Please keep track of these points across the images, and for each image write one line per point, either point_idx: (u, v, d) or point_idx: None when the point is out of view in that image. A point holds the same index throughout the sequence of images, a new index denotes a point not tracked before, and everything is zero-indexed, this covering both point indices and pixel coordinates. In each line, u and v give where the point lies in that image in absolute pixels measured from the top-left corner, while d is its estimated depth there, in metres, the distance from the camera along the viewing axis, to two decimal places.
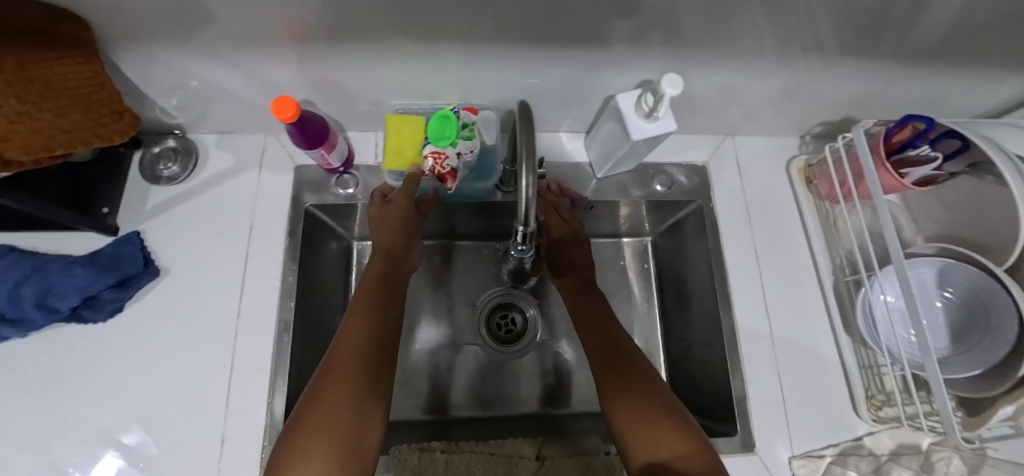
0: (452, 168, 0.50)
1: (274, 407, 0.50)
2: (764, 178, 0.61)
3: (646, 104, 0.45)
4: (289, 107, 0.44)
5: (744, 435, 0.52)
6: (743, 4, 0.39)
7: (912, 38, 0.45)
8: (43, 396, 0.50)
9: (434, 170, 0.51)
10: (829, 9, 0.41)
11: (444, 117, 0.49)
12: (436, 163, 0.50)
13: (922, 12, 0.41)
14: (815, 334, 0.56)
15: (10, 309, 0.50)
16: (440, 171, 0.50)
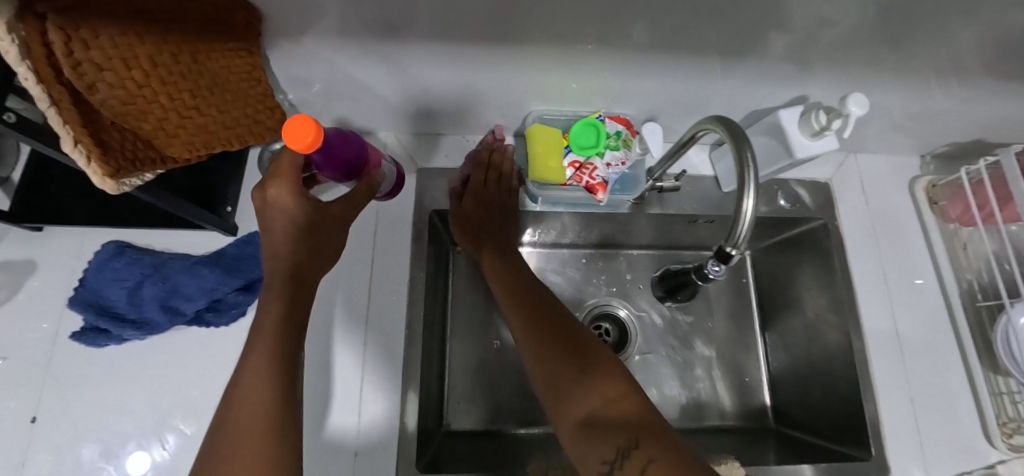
0: (602, 179, 0.48)
1: (406, 418, 0.49)
2: (886, 197, 0.60)
3: (818, 122, 0.44)
4: (306, 127, 0.35)
5: (879, 461, 0.51)
6: (945, 26, 0.38)
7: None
8: (166, 401, 0.48)
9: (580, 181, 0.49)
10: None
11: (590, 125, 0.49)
12: (585, 174, 0.48)
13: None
14: (942, 358, 0.56)
15: (132, 310, 0.49)
16: (588, 182, 0.48)
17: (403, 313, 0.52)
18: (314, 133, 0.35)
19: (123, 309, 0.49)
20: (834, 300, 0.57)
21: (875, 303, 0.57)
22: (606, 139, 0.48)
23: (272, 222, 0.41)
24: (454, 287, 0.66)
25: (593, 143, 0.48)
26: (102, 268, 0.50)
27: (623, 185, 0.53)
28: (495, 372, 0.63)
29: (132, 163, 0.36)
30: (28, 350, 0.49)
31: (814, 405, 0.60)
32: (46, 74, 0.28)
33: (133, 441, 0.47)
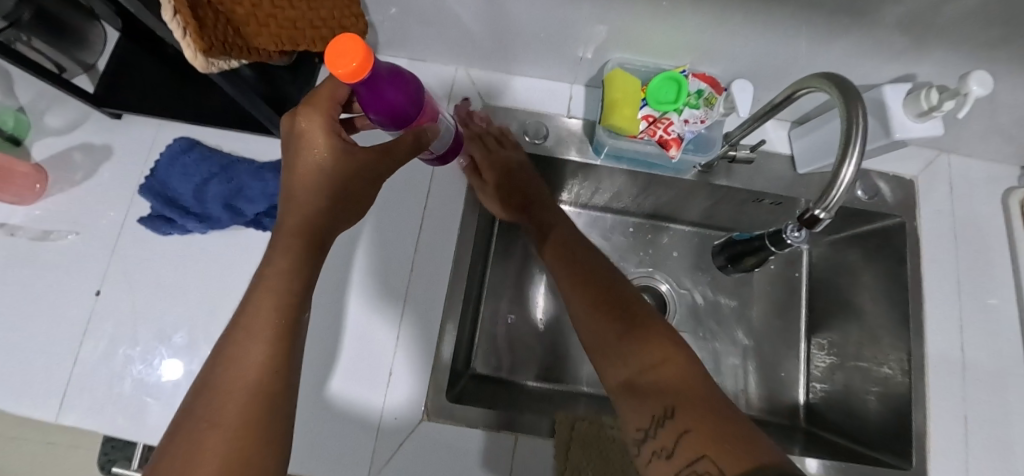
0: (677, 135, 0.47)
1: (442, 350, 0.49)
2: (976, 205, 0.56)
3: (929, 101, 0.40)
4: (355, 51, 0.27)
5: (919, 474, 0.49)
6: None
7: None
8: (219, 295, 0.50)
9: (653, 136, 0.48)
10: None
11: (672, 79, 0.46)
12: (659, 128, 0.47)
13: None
14: (1009, 383, 0.52)
15: (196, 204, 0.51)
16: (663, 136, 0.47)
17: (451, 247, 0.52)
18: (363, 57, 0.27)
19: (187, 202, 0.51)
20: (901, 307, 0.54)
21: (945, 315, 0.53)
22: (686, 96, 0.46)
23: (296, 162, 0.35)
24: (497, 236, 0.66)
25: (672, 98, 0.46)
26: (172, 160, 0.51)
27: (696, 146, 0.52)
28: (528, 325, 0.62)
29: (222, 46, 0.36)
30: (96, 229, 0.52)
31: (853, 408, 0.57)
32: None
33: (185, 326, 0.50)
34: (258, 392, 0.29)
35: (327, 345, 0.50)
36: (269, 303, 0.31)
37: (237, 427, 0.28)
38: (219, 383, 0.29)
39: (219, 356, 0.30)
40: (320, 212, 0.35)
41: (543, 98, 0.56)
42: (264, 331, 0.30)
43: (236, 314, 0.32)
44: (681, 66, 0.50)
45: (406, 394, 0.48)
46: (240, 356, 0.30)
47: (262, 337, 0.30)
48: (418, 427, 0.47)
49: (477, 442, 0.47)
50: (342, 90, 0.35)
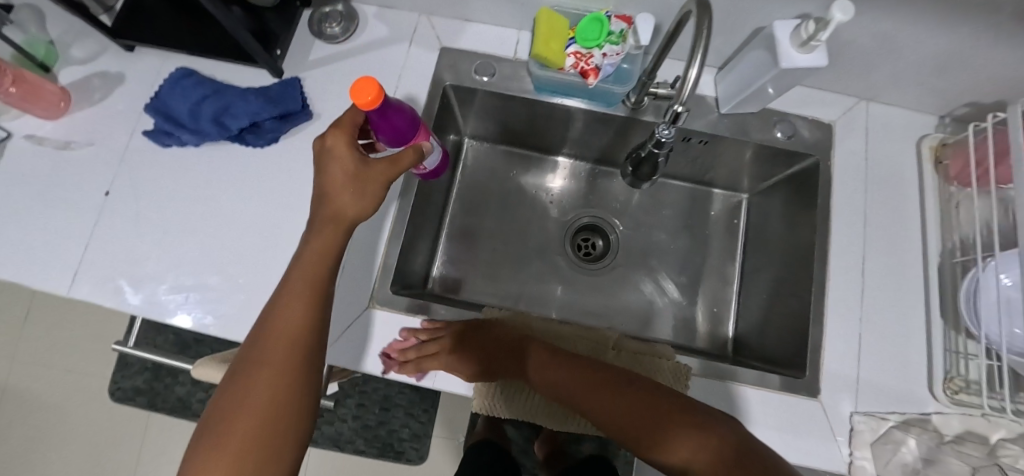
0: (596, 67, 0.53)
1: (390, 253, 0.57)
2: (889, 149, 0.60)
3: (806, 33, 0.46)
4: (372, 91, 0.35)
5: (812, 382, 0.54)
6: None
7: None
8: (207, 198, 0.59)
9: (576, 67, 0.54)
10: None
11: (597, 19, 0.52)
12: (581, 60, 0.53)
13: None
14: (908, 309, 0.56)
15: (190, 120, 0.59)
16: (583, 68, 0.53)
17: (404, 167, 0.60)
18: (376, 93, 0.35)
19: (184, 118, 0.59)
20: (811, 239, 0.59)
21: (851, 247, 0.57)
22: (607, 34, 0.52)
23: (328, 179, 0.41)
24: (459, 175, 0.74)
25: (596, 36, 0.52)
26: (174, 84, 0.60)
27: (619, 78, 0.58)
28: (481, 252, 0.71)
29: None
30: (107, 142, 0.61)
31: (768, 334, 0.63)
32: None
33: (176, 224, 0.59)
34: (277, 393, 0.35)
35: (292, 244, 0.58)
36: (299, 292, 0.39)
37: (261, 408, 0.34)
38: (262, 349, 0.37)
39: (251, 351, 0.37)
40: (342, 212, 0.41)
41: (495, 42, 0.63)
42: (295, 323, 0.38)
43: (275, 295, 0.40)
44: (605, 9, 0.55)
45: (356, 288, 0.56)
46: (280, 324, 0.38)
47: (298, 305, 0.38)
48: (365, 314, 0.55)
49: (415, 329, 0.55)
50: (359, 116, 0.43)
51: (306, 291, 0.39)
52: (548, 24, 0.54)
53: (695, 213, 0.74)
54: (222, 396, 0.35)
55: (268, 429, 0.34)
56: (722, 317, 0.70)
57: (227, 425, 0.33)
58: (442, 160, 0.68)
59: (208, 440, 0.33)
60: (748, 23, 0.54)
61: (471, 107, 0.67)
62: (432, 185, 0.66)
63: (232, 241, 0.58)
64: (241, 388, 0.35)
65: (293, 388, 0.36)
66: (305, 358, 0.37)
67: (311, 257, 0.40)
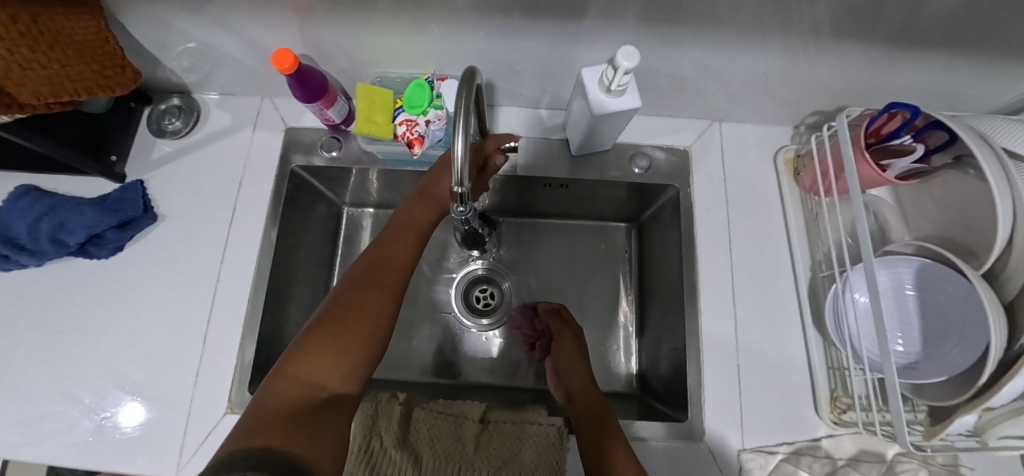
0: (421, 135, 0.52)
1: (245, 350, 0.54)
2: (746, 167, 0.60)
3: (607, 79, 0.45)
4: (288, 60, 0.47)
5: (694, 423, 0.52)
6: None
7: (919, 21, 0.42)
8: (50, 319, 0.56)
9: (405, 137, 0.53)
10: None
11: (418, 86, 0.52)
12: (407, 129, 0.52)
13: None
14: (785, 330, 0.55)
15: (29, 241, 0.57)
16: (409, 137, 0.53)
17: (256, 257, 0.58)
18: (286, 58, 0.47)
19: (22, 239, 0.57)
20: (679, 268, 0.58)
21: (719, 271, 0.57)
22: (432, 100, 0.53)
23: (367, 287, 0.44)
24: (342, 246, 0.72)
25: (421, 103, 0.53)
26: (9, 205, 0.58)
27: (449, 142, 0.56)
28: None
29: None
30: None
31: (662, 370, 0.61)
32: None
33: (15, 351, 0.55)
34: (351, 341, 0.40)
35: (144, 354, 0.55)
36: (377, 287, 0.44)
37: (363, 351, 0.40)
38: (351, 307, 0.42)
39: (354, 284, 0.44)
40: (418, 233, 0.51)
41: None
42: (368, 314, 0.42)
43: (372, 252, 0.47)
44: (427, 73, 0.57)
45: (211, 395, 0.53)
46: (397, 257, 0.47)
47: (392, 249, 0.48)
48: (222, 421, 0.52)
49: None
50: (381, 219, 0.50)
51: (386, 264, 0.46)
52: (367, 97, 0.53)
53: (588, 248, 0.72)
54: (324, 327, 0.40)
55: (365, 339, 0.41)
56: (623, 354, 0.67)
57: (340, 338, 0.40)
58: (311, 237, 0.66)
59: (331, 338, 0.40)
60: (571, 69, 0.55)
61: (335, 181, 0.67)
62: (300, 265, 0.64)
63: (82, 363, 0.54)
64: (341, 318, 0.41)
65: (379, 327, 0.42)
66: (385, 320, 0.43)
67: (389, 254, 0.47)
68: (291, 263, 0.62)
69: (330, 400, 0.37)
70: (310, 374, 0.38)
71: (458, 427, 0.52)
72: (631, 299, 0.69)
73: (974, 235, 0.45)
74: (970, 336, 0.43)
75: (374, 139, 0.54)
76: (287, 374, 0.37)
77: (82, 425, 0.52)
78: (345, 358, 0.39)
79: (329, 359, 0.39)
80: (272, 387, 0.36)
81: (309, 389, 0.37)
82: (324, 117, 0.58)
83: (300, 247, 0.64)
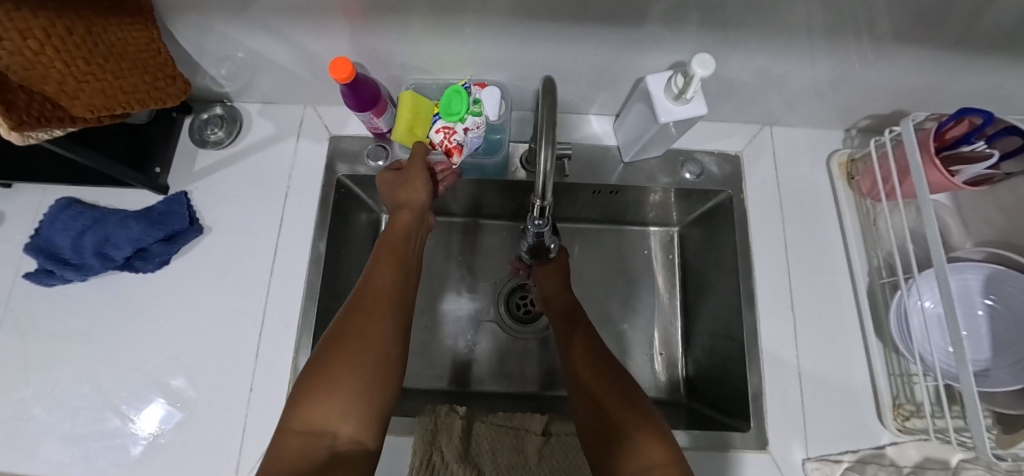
0: (459, 144, 0.51)
1: (297, 364, 0.53)
2: (799, 172, 0.60)
3: (677, 86, 0.44)
4: (346, 69, 0.45)
5: (758, 432, 0.51)
6: None
7: (999, 26, 0.41)
8: (98, 334, 0.55)
9: (441, 145, 0.51)
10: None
11: (455, 92, 0.50)
12: (445, 137, 0.50)
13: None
14: (843, 336, 0.54)
15: (75, 255, 0.55)
16: (447, 146, 0.51)
17: (305, 268, 0.57)
18: (346, 69, 0.45)
19: (67, 253, 0.56)
20: (733, 275, 0.57)
21: (775, 278, 0.56)
22: (470, 106, 0.50)
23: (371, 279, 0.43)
24: None
25: (458, 110, 0.50)
26: (54, 219, 0.56)
27: (489, 149, 0.56)
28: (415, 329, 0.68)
29: (35, 121, 0.40)
30: None
31: (715, 377, 0.60)
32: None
33: (65, 367, 0.54)
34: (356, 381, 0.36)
35: (195, 368, 0.54)
36: (369, 317, 0.40)
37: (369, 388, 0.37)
38: (339, 344, 0.38)
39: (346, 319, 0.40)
40: (407, 252, 0.47)
41: None
42: (368, 350, 0.38)
43: (365, 278, 0.43)
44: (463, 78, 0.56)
45: (265, 411, 0.52)
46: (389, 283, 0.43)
47: (383, 273, 0.44)
48: None
49: None
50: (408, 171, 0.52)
51: (378, 292, 0.42)
52: (412, 106, 0.51)
53: (629, 254, 0.71)
54: (312, 370, 0.37)
55: (362, 378, 0.37)
56: (671, 361, 0.67)
57: (335, 375, 0.36)
58: (353, 247, 0.65)
59: (318, 377, 0.36)
60: (626, 75, 0.54)
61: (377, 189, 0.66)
62: (344, 275, 0.63)
63: (133, 379, 0.53)
64: (336, 353, 0.37)
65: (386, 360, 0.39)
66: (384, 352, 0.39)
67: (377, 282, 0.43)
68: (337, 274, 0.61)
69: (332, 449, 0.35)
70: (305, 422, 0.35)
71: (518, 441, 0.51)
72: (676, 305, 0.69)
73: None
74: None
75: (411, 148, 0.53)
76: (290, 425, 0.36)
77: (136, 443, 0.51)
78: (340, 397, 0.36)
79: (329, 404, 0.35)
80: (279, 443, 0.35)
81: (308, 435, 0.35)
82: (372, 127, 0.57)
83: (344, 257, 0.63)
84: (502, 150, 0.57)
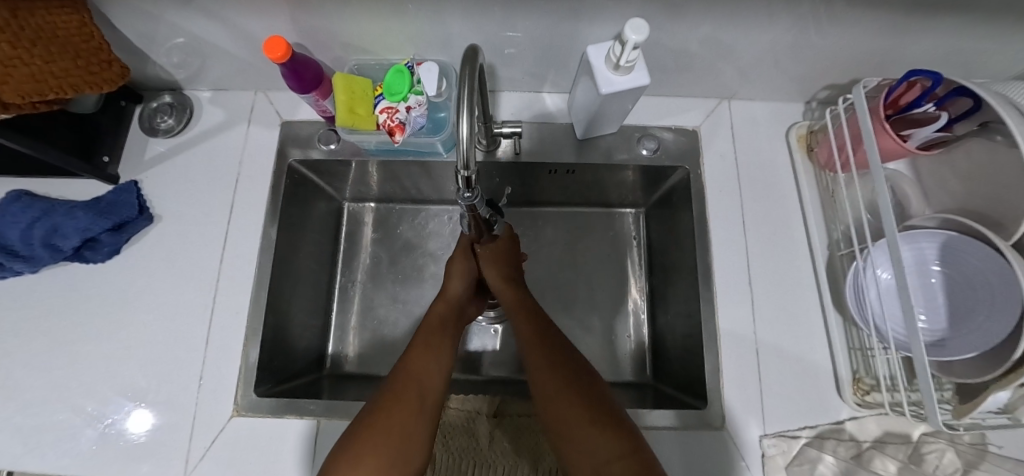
0: (402, 122, 0.50)
1: (249, 351, 0.53)
2: (755, 145, 0.59)
3: (615, 55, 0.43)
4: (281, 47, 0.44)
5: (713, 409, 0.50)
6: None
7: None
8: (48, 325, 0.55)
9: (385, 125, 0.51)
10: None
11: (398, 71, 0.50)
12: (387, 116, 0.50)
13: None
14: (802, 310, 0.53)
15: (23, 247, 0.55)
16: (389, 124, 0.50)
17: (256, 255, 0.56)
18: (283, 49, 0.44)
19: (16, 245, 0.55)
20: (692, 253, 0.57)
21: (730, 253, 0.55)
22: (412, 85, 0.50)
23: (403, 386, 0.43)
24: (345, 242, 0.72)
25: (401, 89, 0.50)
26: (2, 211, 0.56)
27: (433, 128, 0.55)
28: (380, 315, 0.68)
29: None
30: None
31: (675, 355, 0.60)
32: None
33: (15, 360, 0.53)
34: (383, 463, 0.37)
35: (144, 358, 0.53)
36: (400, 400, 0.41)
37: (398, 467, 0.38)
38: (369, 422, 0.39)
39: (380, 398, 0.42)
40: (441, 350, 0.47)
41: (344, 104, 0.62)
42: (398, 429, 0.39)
43: (402, 364, 0.45)
44: (405, 58, 0.55)
45: (215, 398, 0.51)
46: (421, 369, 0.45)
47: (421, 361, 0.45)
48: (228, 423, 0.50)
49: (284, 429, 0.50)
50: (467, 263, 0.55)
51: (413, 379, 0.43)
52: (347, 86, 0.50)
53: (596, 236, 0.71)
54: (345, 440, 0.39)
55: (385, 457, 0.38)
56: (636, 342, 0.66)
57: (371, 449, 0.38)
58: (312, 235, 0.65)
59: (347, 450, 0.37)
60: (573, 48, 0.52)
61: (335, 176, 0.65)
62: (302, 263, 0.63)
63: (83, 369, 0.53)
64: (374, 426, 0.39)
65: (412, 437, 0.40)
66: (410, 436, 0.40)
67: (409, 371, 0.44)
68: (292, 261, 0.61)
69: None
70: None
71: (469, 423, 0.50)
72: (642, 285, 0.68)
73: (1001, 207, 0.43)
74: (1005, 305, 0.41)
75: (355, 131, 0.52)
76: None
77: (86, 433, 0.50)
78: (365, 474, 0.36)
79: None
80: None
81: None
82: (321, 110, 0.57)
83: (300, 245, 0.62)
84: (448, 128, 0.55)
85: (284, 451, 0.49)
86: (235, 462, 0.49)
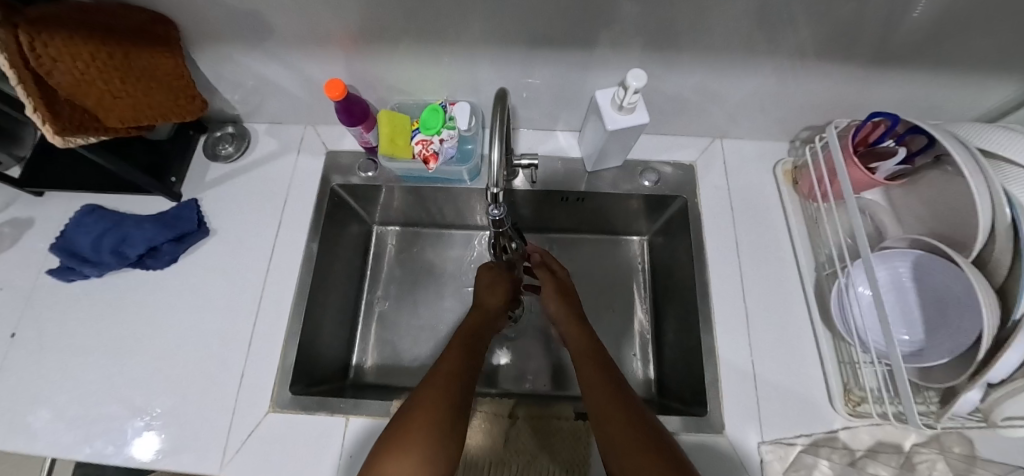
0: (435, 152, 0.58)
1: (287, 351, 0.58)
2: (745, 179, 0.67)
3: (619, 98, 0.51)
4: (338, 88, 0.53)
5: (713, 416, 0.54)
6: (690, 14, 0.46)
7: (891, 40, 0.48)
8: (108, 324, 0.60)
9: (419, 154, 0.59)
10: (769, 20, 0.46)
11: (433, 110, 0.58)
12: (423, 147, 0.58)
13: (902, 16, 0.44)
14: (792, 325, 0.58)
15: (93, 254, 0.62)
16: (424, 153, 0.58)
17: (297, 266, 0.63)
18: (340, 90, 0.53)
19: (86, 252, 0.63)
20: (692, 272, 0.63)
21: (726, 272, 0.61)
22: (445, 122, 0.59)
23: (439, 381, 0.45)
24: (372, 262, 0.78)
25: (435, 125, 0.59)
26: (77, 222, 0.63)
27: (461, 158, 0.63)
28: (402, 329, 0.73)
29: (76, 128, 0.50)
30: (18, 282, 0.63)
31: (678, 368, 0.64)
32: (18, 66, 0.43)
33: (77, 353, 0.59)
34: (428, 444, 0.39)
35: (192, 355, 0.58)
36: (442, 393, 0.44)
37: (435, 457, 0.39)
38: (414, 416, 0.41)
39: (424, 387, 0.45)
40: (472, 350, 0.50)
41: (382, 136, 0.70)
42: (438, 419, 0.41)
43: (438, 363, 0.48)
44: (438, 98, 0.64)
45: (253, 393, 0.56)
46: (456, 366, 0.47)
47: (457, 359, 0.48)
48: (265, 418, 0.55)
49: (316, 426, 0.54)
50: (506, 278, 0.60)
51: (450, 377, 0.45)
52: (388, 121, 0.59)
53: (605, 260, 0.77)
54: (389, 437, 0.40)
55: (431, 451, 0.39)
56: (641, 361, 0.70)
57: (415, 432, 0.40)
58: (345, 252, 0.72)
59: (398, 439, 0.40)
60: (583, 93, 0.61)
61: (369, 201, 0.73)
62: (334, 277, 0.69)
63: (136, 363, 0.58)
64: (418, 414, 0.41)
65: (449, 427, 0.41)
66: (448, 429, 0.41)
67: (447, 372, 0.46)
68: (328, 274, 0.67)
69: None
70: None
71: (488, 423, 0.54)
72: (646, 305, 0.73)
73: (960, 230, 0.49)
74: (968, 317, 0.46)
75: (394, 159, 0.60)
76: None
77: (133, 425, 0.55)
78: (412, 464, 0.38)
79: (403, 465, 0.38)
80: None
81: None
82: (363, 141, 0.65)
83: (335, 259, 0.69)
84: (473, 158, 0.64)
85: (314, 444, 0.53)
86: (271, 456, 0.53)
